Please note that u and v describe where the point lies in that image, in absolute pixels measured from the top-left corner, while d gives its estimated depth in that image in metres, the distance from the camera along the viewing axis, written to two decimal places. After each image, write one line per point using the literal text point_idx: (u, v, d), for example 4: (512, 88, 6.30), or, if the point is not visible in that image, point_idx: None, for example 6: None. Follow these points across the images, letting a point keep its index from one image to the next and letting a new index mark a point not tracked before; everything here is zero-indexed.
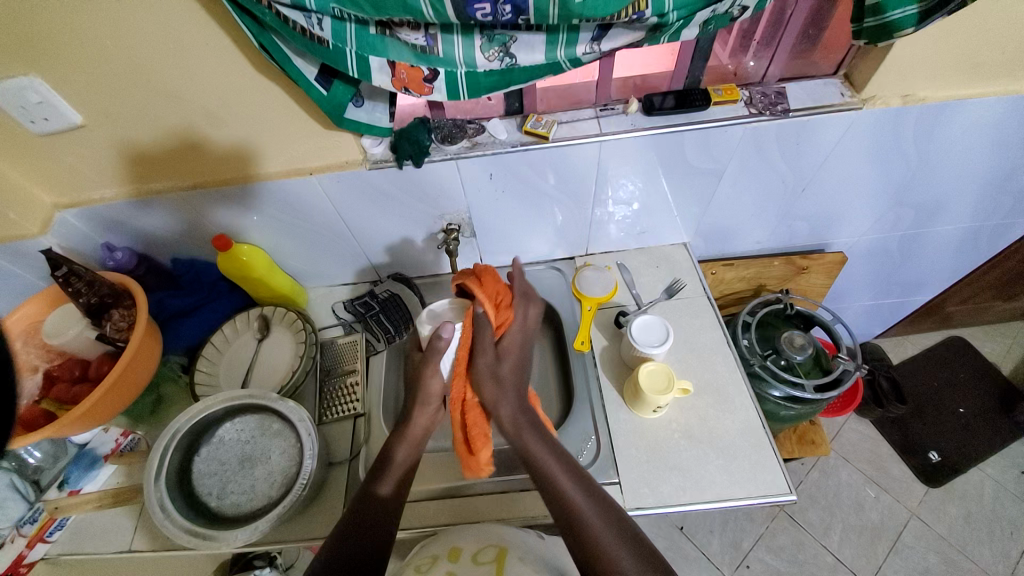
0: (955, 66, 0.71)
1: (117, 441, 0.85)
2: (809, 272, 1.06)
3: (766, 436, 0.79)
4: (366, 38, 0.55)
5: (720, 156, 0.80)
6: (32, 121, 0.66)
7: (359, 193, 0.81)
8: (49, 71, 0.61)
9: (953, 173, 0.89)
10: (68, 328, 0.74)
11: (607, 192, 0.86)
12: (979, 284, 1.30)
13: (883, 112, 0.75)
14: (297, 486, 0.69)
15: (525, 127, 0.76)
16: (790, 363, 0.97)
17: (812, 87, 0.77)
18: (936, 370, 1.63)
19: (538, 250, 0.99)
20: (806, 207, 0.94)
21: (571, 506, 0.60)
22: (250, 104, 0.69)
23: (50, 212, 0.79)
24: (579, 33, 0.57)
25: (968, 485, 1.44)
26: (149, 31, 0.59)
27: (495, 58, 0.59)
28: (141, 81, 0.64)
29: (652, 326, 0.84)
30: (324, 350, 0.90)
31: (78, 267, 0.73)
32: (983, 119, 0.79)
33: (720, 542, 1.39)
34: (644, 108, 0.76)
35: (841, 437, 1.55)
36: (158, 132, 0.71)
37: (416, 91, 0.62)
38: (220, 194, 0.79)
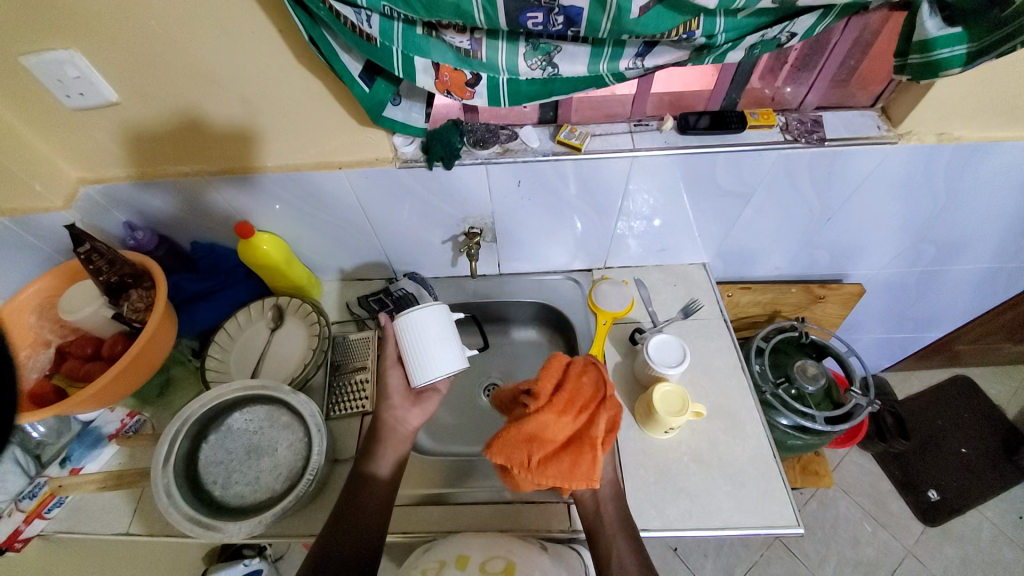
0: (994, 108, 0.71)
1: (123, 421, 0.83)
2: (826, 302, 1.06)
3: (776, 465, 0.78)
4: (413, 39, 0.55)
5: (750, 180, 0.80)
6: (67, 96, 0.66)
7: (386, 191, 0.81)
8: (90, 47, 0.61)
9: (981, 214, 0.88)
10: (83, 305, 0.73)
11: (632, 208, 0.86)
12: (993, 325, 1.29)
13: (919, 149, 0.75)
14: (303, 481, 0.69)
15: (558, 138, 0.76)
16: (801, 392, 0.96)
17: (849, 118, 0.77)
18: (941, 408, 1.62)
19: (557, 260, 0.99)
20: (830, 237, 0.93)
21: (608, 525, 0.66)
22: (286, 94, 0.69)
23: (74, 186, 0.79)
24: (624, 48, 0.57)
25: (966, 527, 1.42)
26: (196, 16, 0.59)
27: (538, 67, 0.58)
28: (180, 63, 0.64)
29: (668, 345, 0.83)
30: (336, 345, 0.90)
31: (101, 245, 0.72)
32: (1016, 163, 0.78)
33: (713, 566, 1.38)
34: (678, 127, 0.76)
35: (843, 468, 1.53)
36: (193, 116, 0.71)
37: (457, 94, 0.62)
38: (248, 181, 0.79)
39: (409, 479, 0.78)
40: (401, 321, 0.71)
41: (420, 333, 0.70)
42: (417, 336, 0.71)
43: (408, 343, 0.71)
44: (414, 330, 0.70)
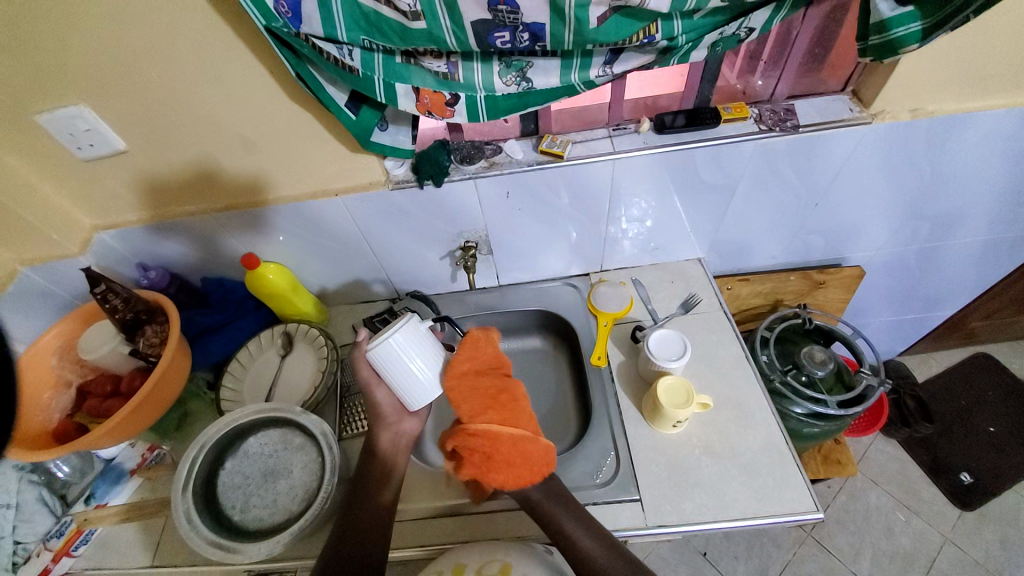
0: (961, 80, 0.73)
1: (144, 456, 0.86)
2: (826, 287, 1.06)
3: (789, 452, 0.78)
4: (393, 67, 0.59)
5: (732, 171, 0.82)
6: (80, 148, 0.71)
7: (381, 213, 0.84)
8: (100, 103, 0.67)
9: (968, 185, 0.89)
10: (102, 343, 0.76)
11: (621, 210, 0.88)
12: (1004, 297, 1.28)
13: (894, 126, 0.76)
14: (318, 499, 0.70)
15: (541, 148, 0.79)
16: (811, 378, 0.96)
17: (821, 104, 0.79)
18: (964, 388, 1.58)
19: (553, 267, 1.01)
20: (820, 222, 0.94)
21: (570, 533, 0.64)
22: (280, 129, 0.73)
23: (89, 233, 0.84)
24: (592, 58, 0.60)
25: (1007, 509, 1.37)
26: (192, 64, 0.64)
27: (512, 82, 0.62)
28: (180, 109, 0.69)
29: (669, 340, 0.85)
30: (345, 367, 0.92)
31: (116, 285, 0.76)
32: (995, 133, 0.79)
33: (745, 568, 1.34)
34: (655, 127, 0.79)
35: (869, 458, 1.49)
36: (196, 158, 0.76)
37: (438, 114, 0.65)
38: (250, 215, 0.84)
39: (421, 492, 0.78)
40: (376, 352, 0.65)
41: (399, 361, 0.66)
42: (392, 366, 0.66)
43: (390, 368, 0.66)
44: (392, 354, 0.65)
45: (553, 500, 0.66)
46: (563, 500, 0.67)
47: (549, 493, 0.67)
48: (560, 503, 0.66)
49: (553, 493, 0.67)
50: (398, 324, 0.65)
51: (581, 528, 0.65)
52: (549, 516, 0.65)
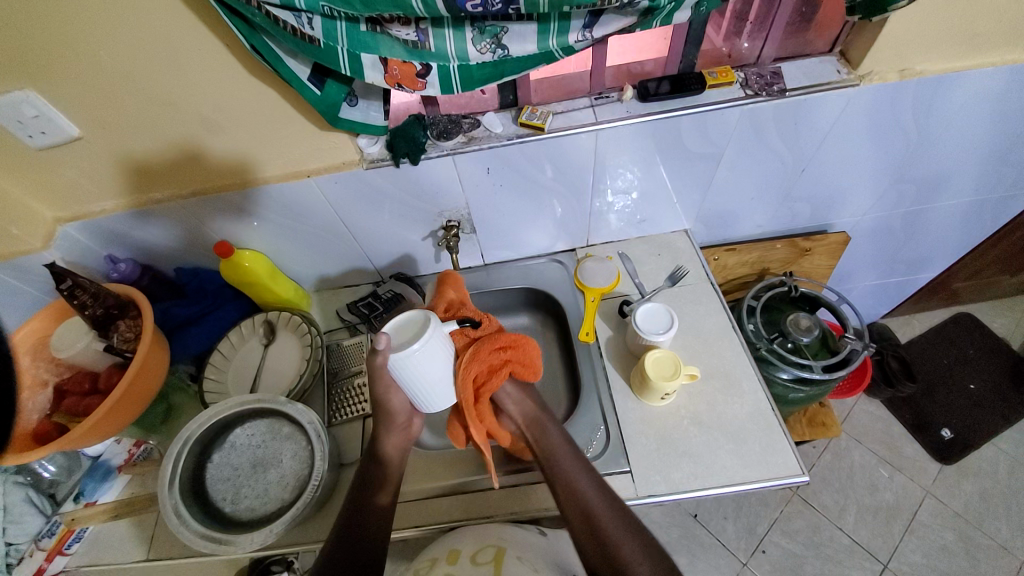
0: (952, 37, 0.70)
1: (130, 452, 0.85)
2: (812, 254, 1.06)
3: (776, 419, 0.79)
4: (357, 36, 0.55)
5: (718, 139, 0.79)
6: (29, 136, 0.66)
7: (358, 194, 0.81)
8: (44, 85, 0.62)
9: (956, 146, 0.88)
10: (75, 341, 0.73)
11: (607, 182, 0.86)
12: (986, 258, 1.29)
13: (882, 88, 0.75)
14: (310, 488, 0.70)
15: (520, 120, 0.76)
16: (796, 345, 0.97)
17: (809, 66, 0.76)
18: (945, 348, 1.62)
19: (539, 243, 0.99)
20: (807, 188, 0.93)
21: (593, 502, 0.64)
22: (243, 107, 0.69)
23: (52, 225, 0.79)
24: (570, 21, 0.57)
25: (982, 461, 1.43)
26: (143, 39, 0.59)
27: (487, 50, 0.58)
28: (133, 89, 0.64)
29: (656, 314, 0.84)
30: (331, 353, 0.91)
31: (83, 280, 0.73)
32: (985, 91, 0.78)
33: (735, 528, 1.39)
34: (639, 95, 0.76)
35: (852, 418, 1.54)
36: (157, 141, 0.71)
37: (409, 86, 0.62)
38: (221, 202, 0.80)
39: (413, 475, 0.78)
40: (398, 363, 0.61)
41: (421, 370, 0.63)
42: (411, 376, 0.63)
43: (412, 376, 0.63)
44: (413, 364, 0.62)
45: (571, 460, 0.68)
46: (580, 459, 0.69)
47: (568, 451, 0.69)
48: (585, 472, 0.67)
49: (571, 454, 0.69)
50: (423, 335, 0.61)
51: (592, 485, 0.66)
52: (562, 472, 0.67)
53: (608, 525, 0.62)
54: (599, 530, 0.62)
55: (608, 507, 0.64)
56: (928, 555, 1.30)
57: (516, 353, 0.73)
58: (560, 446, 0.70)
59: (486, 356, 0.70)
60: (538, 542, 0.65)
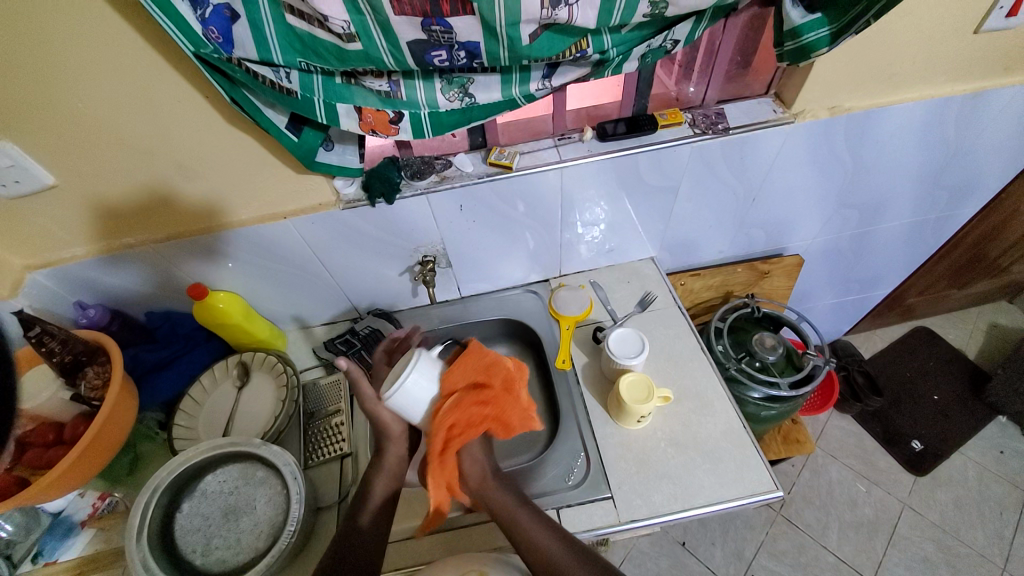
0: (870, 79, 0.80)
1: (95, 506, 0.80)
2: (771, 276, 1.12)
3: (748, 436, 0.82)
4: (332, 87, 0.59)
5: (673, 173, 0.86)
6: (3, 185, 0.66)
7: (335, 233, 0.83)
8: (21, 136, 0.63)
9: (888, 174, 0.97)
10: (41, 389, 0.72)
11: (574, 215, 0.91)
12: (932, 274, 1.39)
13: (815, 124, 0.83)
14: (285, 534, 0.68)
15: (489, 160, 0.81)
16: (763, 363, 1.01)
17: (748, 106, 0.85)
18: (907, 361, 1.70)
19: (513, 275, 1.02)
20: (760, 215, 1.00)
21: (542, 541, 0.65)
22: (221, 154, 0.72)
23: (20, 273, 0.79)
24: (530, 72, 0.62)
25: (952, 470, 1.48)
26: (124, 92, 0.62)
27: (455, 98, 0.63)
28: (113, 140, 0.66)
29: (627, 338, 0.87)
30: (306, 393, 0.90)
31: (52, 327, 0.72)
32: (905, 124, 0.87)
33: (723, 553, 1.38)
34: (598, 135, 0.82)
35: (827, 434, 1.58)
36: (134, 188, 0.73)
37: (383, 132, 0.65)
38: (199, 245, 0.81)
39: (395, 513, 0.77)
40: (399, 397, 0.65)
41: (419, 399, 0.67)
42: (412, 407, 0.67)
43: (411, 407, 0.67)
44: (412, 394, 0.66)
45: (524, 513, 0.68)
46: (530, 508, 0.69)
47: (520, 507, 0.69)
48: (530, 513, 0.68)
49: (521, 504, 0.69)
50: (412, 363, 0.66)
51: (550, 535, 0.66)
52: (517, 526, 0.67)
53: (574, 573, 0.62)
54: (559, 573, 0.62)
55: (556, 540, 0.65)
56: (912, 568, 1.31)
57: (494, 408, 0.72)
58: (511, 503, 0.69)
59: (468, 407, 0.69)
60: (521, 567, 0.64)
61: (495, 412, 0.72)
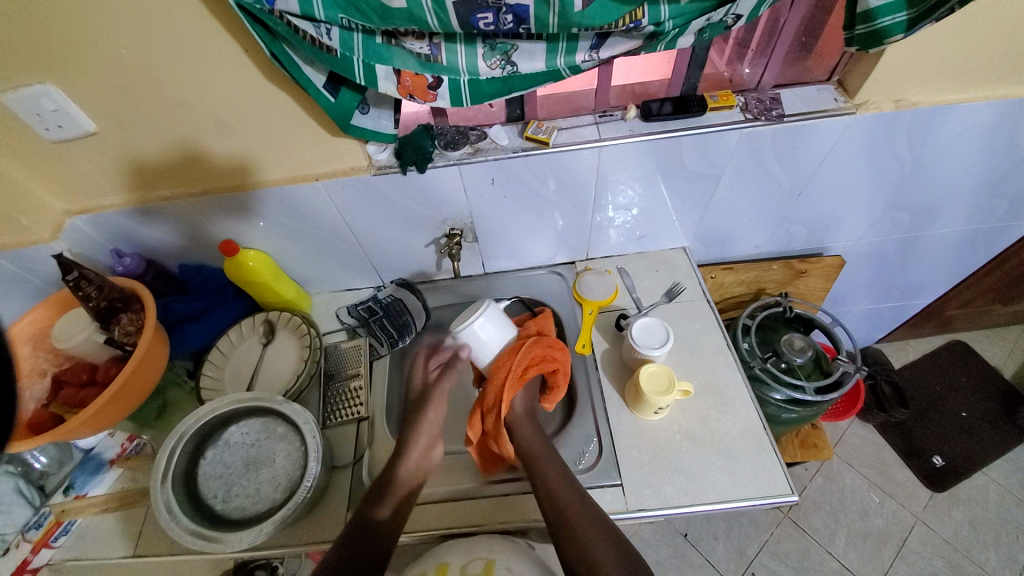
0: (946, 71, 0.73)
1: (123, 446, 0.84)
2: (808, 276, 1.08)
3: (767, 437, 0.80)
4: (372, 47, 0.57)
5: (717, 160, 0.82)
6: (47, 129, 0.68)
7: (364, 200, 0.83)
8: (65, 80, 0.64)
9: (949, 177, 0.90)
10: (76, 332, 0.74)
11: (607, 198, 0.88)
12: (978, 288, 1.31)
13: (877, 117, 0.77)
14: (302, 489, 0.70)
15: (526, 134, 0.78)
16: (790, 365, 0.98)
17: (807, 93, 0.79)
18: (938, 375, 1.63)
19: (539, 255, 1.01)
20: (804, 211, 0.95)
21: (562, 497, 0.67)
22: (256, 111, 0.71)
23: (61, 217, 0.81)
24: (577, 42, 0.59)
25: (973, 490, 1.43)
26: (163, 40, 0.61)
27: (497, 66, 0.61)
28: (154, 90, 0.66)
29: (653, 328, 0.85)
30: (328, 355, 0.92)
31: (89, 272, 0.74)
32: (976, 124, 0.80)
33: (724, 548, 1.38)
34: (642, 114, 0.78)
35: (845, 442, 1.54)
36: (172, 140, 0.73)
37: (420, 98, 0.64)
38: (231, 201, 0.81)
39: None
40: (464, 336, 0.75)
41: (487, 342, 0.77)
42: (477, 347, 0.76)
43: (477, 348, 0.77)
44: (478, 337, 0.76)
45: (550, 465, 0.71)
46: (558, 465, 0.71)
47: (548, 459, 0.71)
48: (556, 470, 0.70)
49: (551, 460, 0.71)
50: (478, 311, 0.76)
51: (571, 494, 0.68)
52: (542, 476, 0.69)
53: (587, 535, 0.63)
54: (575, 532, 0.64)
55: (576, 500, 0.67)
56: None
57: (562, 357, 0.79)
58: (540, 450, 0.72)
59: (544, 347, 0.77)
60: (526, 551, 0.65)
61: (561, 363, 0.79)
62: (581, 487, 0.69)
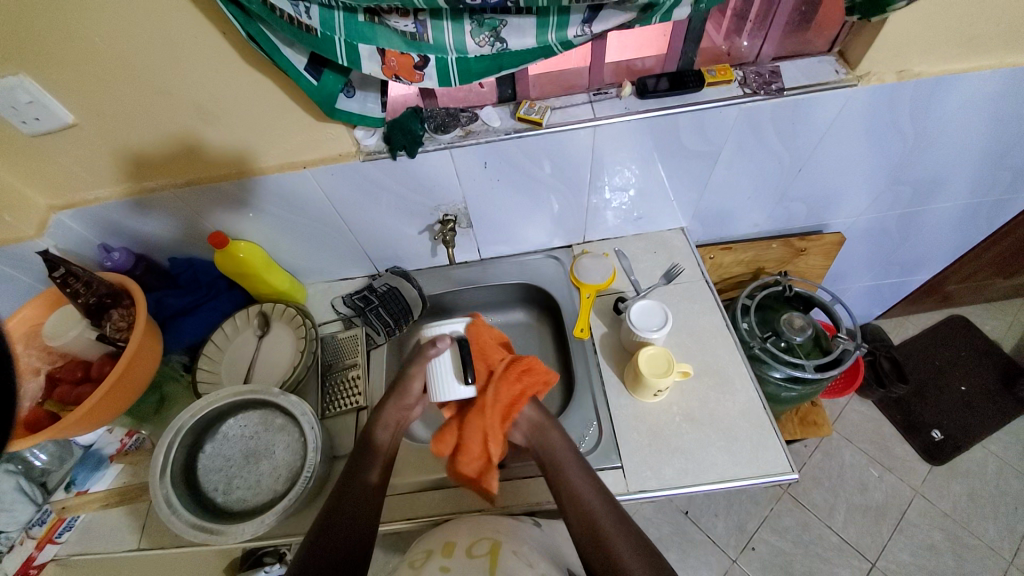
0: (950, 40, 0.70)
1: (123, 442, 0.85)
2: (808, 254, 1.06)
3: (767, 417, 0.79)
4: (355, 26, 0.54)
5: (715, 138, 0.80)
6: (23, 122, 0.65)
7: (354, 186, 0.81)
8: (36, 69, 0.61)
9: (952, 149, 0.88)
10: (67, 329, 0.74)
11: (602, 179, 0.86)
12: (978, 262, 1.30)
13: (879, 88, 0.75)
14: (302, 479, 0.70)
15: (518, 115, 0.76)
16: (790, 344, 0.97)
17: (807, 65, 0.76)
18: (937, 350, 1.63)
19: (536, 239, 0.99)
20: (804, 188, 0.93)
21: (583, 496, 0.64)
22: (240, 97, 0.68)
23: (46, 214, 0.79)
24: (569, 15, 0.57)
25: (971, 462, 1.44)
26: (135, 23, 0.58)
27: (486, 43, 0.58)
28: (130, 77, 0.64)
29: (650, 310, 0.84)
30: (324, 345, 0.91)
31: (75, 268, 0.72)
32: (982, 94, 0.78)
33: (725, 524, 1.40)
34: (637, 91, 0.76)
35: (844, 418, 1.55)
36: (153, 129, 0.71)
37: (407, 78, 0.62)
38: (215, 191, 0.79)
39: (412, 467, 0.79)
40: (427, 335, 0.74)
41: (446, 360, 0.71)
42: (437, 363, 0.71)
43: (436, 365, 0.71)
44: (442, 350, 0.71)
45: (574, 470, 0.67)
46: (581, 465, 0.68)
47: (575, 466, 0.67)
48: (577, 467, 0.67)
49: (575, 461, 0.68)
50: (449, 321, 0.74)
51: (600, 501, 0.64)
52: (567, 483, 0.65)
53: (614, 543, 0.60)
54: (595, 531, 0.61)
55: (597, 498, 0.64)
56: (915, 554, 1.31)
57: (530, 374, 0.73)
58: (566, 458, 0.68)
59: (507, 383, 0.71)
60: (529, 535, 0.64)
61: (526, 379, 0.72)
62: (605, 488, 0.66)
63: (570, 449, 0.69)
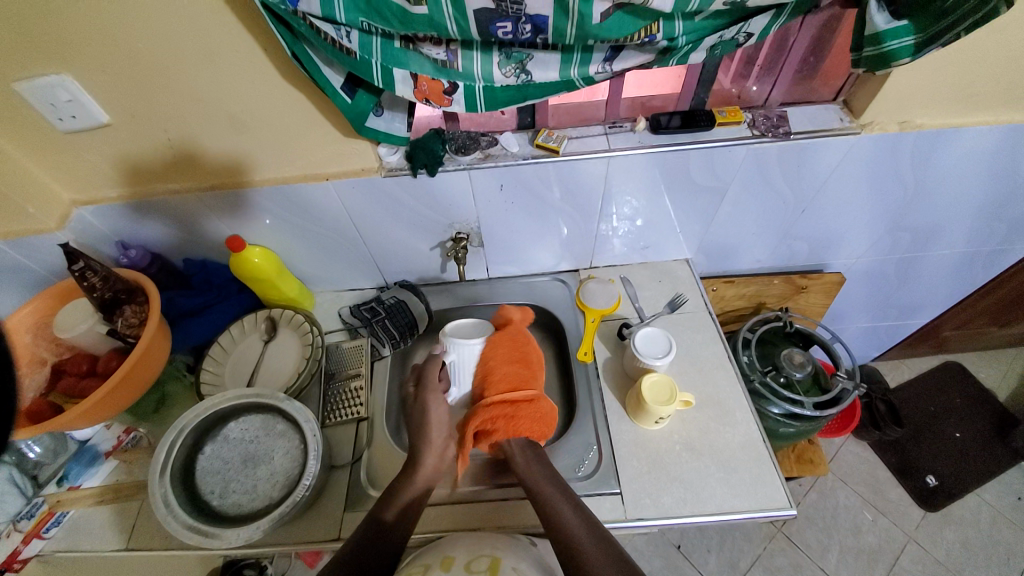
0: (949, 96, 0.74)
1: (119, 439, 0.84)
2: (808, 292, 1.09)
3: (766, 451, 0.80)
4: (391, 51, 0.58)
5: (723, 175, 0.83)
6: (61, 119, 0.68)
7: (372, 200, 0.83)
8: (81, 71, 0.64)
9: (949, 199, 0.92)
10: (77, 322, 0.74)
11: (611, 208, 0.89)
12: (974, 310, 1.33)
13: (881, 138, 0.78)
14: (299, 487, 0.69)
15: (537, 142, 0.79)
16: (789, 380, 0.98)
17: (813, 112, 0.80)
18: (932, 395, 1.64)
19: (544, 261, 1.01)
20: (806, 228, 0.96)
21: (553, 502, 0.66)
22: (272, 108, 0.71)
23: (68, 208, 0.81)
24: (592, 53, 0.60)
25: (966, 510, 1.43)
26: (182, 35, 0.61)
27: (511, 74, 0.61)
28: (170, 84, 0.67)
29: (654, 338, 0.86)
30: (329, 354, 0.91)
31: (95, 263, 0.73)
32: (978, 148, 0.81)
33: (717, 561, 1.38)
34: (651, 127, 0.79)
35: (839, 458, 1.55)
36: (183, 134, 0.73)
37: (435, 102, 0.65)
38: (238, 196, 0.82)
39: None
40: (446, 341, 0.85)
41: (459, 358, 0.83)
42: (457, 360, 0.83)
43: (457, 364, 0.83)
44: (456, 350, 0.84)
45: (546, 482, 0.68)
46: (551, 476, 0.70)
47: (552, 486, 0.68)
48: (547, 477, 0.69)
49: (546, 472, 0.70)
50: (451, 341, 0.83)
51: (576, 519, 0.64)
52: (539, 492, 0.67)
53: (588, 557, 0.59)
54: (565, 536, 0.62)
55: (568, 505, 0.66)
56: None
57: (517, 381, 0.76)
58: (541, 479, 0.69)
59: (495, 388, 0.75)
60: (528, 552, 0.63)
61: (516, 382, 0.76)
62: (576, 497, 0.68)
63: (542, 462, 0.71)
